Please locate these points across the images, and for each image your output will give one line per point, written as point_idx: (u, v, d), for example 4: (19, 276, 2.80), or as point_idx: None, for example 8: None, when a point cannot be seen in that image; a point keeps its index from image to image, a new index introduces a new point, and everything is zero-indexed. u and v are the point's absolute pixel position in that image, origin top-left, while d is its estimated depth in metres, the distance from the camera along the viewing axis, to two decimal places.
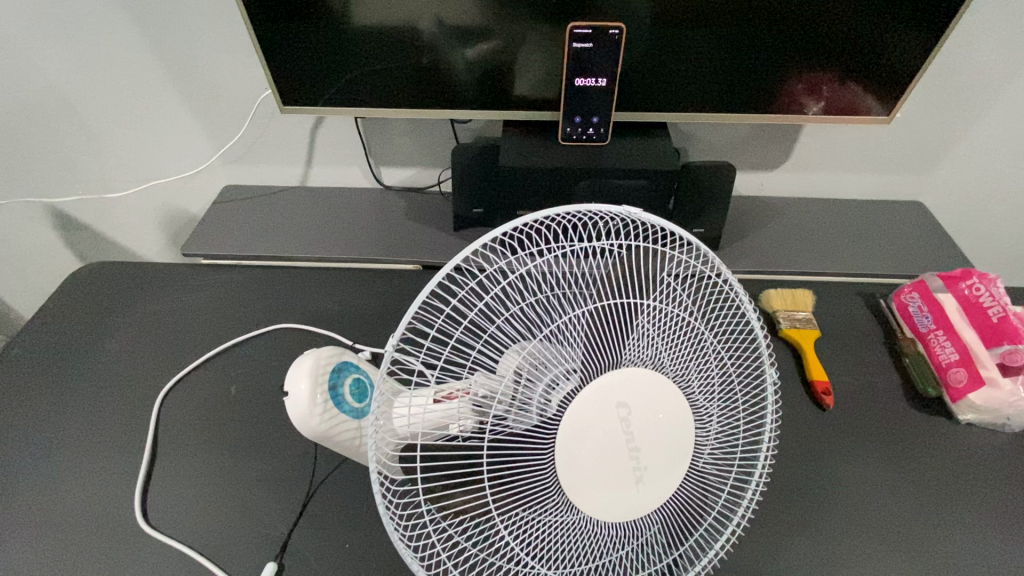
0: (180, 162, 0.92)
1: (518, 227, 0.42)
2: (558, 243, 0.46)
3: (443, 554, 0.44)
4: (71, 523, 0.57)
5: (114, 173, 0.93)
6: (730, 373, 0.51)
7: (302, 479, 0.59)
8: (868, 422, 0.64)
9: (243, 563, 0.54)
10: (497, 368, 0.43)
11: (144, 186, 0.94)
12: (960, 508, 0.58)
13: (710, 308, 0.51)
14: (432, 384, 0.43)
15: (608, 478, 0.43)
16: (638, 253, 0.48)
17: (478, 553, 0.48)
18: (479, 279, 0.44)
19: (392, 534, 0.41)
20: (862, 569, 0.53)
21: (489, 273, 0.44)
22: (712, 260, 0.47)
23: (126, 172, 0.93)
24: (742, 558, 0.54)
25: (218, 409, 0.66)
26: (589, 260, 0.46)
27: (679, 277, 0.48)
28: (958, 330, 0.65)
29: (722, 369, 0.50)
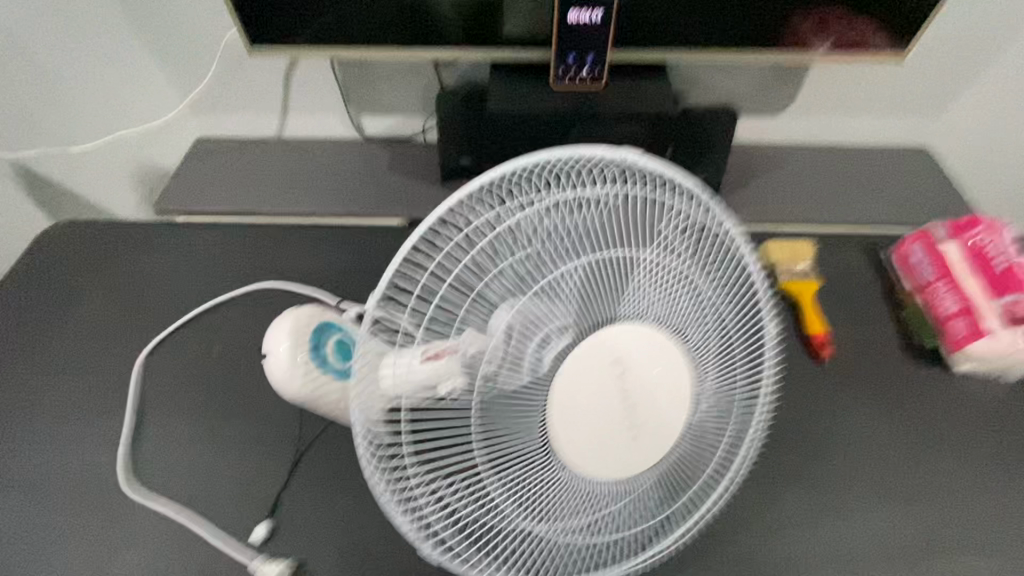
0: (146, 114, 0.86)
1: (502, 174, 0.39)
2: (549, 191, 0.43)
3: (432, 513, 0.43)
4: (56, 486, 0.56)
5: None
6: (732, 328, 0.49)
7: (289, 440, 0.58)
8: (863, 374, 0.63)
9: (233, 524, 0.54)
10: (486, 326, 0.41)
11: (102, 141, 0.88)
12: (952, 458, 0.58)
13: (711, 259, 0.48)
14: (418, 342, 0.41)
15: (605, 438, 0.42)
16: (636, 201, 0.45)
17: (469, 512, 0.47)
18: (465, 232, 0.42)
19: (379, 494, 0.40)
20: (852, 517, 0.54)
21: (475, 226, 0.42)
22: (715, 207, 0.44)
23: (89, 124, 0.86)
24: (737, 509, 0.54)
25: (202, 371, 0.64)
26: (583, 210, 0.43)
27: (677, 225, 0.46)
28: (961, 279, 0.63)
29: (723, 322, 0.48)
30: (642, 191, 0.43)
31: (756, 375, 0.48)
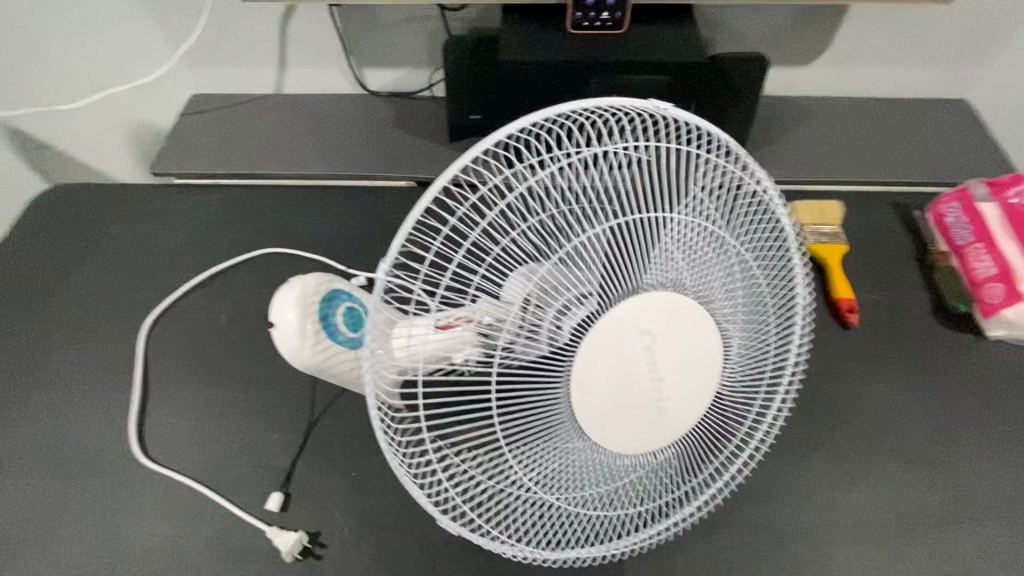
0: (135, 71, 0.81)
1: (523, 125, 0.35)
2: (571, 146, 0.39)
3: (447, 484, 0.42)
4: (70, 456, 0.56)
5: (61, 85, 0.82)
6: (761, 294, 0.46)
7: (300, 409, 0.57)
8: (892, 341, 0.61)
9: (247, 492, 0.53)
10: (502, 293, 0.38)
11: (92, 100, 0.84)
12: (980, 426, 0.56)
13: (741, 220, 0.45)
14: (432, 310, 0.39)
15: (629, 412, 0.40)
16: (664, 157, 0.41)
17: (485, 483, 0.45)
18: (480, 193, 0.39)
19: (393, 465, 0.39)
20: (875, 485, 0.53)
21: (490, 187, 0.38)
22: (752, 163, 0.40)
23: (77, 83, 0.82)
24: (757, 477, 0.53)
25: (209, 339, 0.62)
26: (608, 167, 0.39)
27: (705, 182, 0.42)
28: (999, 242, 0.61)
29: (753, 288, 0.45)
30: (672, 145, 0.39)
31: (785, 344, 0.46)
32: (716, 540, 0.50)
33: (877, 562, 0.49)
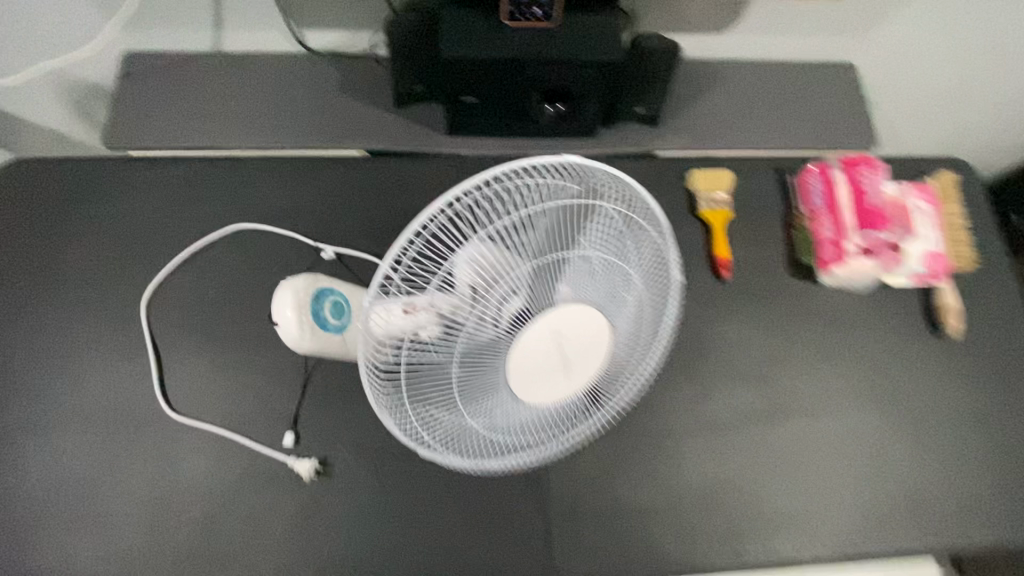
0: (67, 37, 0.79)
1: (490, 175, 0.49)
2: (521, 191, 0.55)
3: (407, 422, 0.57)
4: (107, 413, 0.69)
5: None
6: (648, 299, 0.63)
7: (296, 366, 0.72)
8: (752, 289, 0.80)
9: (264, 432, 0.69)
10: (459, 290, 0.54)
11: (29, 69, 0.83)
12: (803, 351, 0.78)
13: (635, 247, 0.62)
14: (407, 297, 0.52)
15: (544, 377, 0.58)
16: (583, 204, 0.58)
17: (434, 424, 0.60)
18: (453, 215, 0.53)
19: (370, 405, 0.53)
20: (725, 397, 0.75)
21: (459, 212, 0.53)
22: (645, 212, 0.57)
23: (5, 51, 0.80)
24: (645, 397, 0.73)
25: (205, 311, 0.73)
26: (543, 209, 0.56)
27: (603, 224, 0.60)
28: (840, 212, 0.78)
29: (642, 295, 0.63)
30: (589, 200, 0.56)
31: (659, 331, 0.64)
32: (613, 441, 0.71)
33: (720, 448, 0.72)
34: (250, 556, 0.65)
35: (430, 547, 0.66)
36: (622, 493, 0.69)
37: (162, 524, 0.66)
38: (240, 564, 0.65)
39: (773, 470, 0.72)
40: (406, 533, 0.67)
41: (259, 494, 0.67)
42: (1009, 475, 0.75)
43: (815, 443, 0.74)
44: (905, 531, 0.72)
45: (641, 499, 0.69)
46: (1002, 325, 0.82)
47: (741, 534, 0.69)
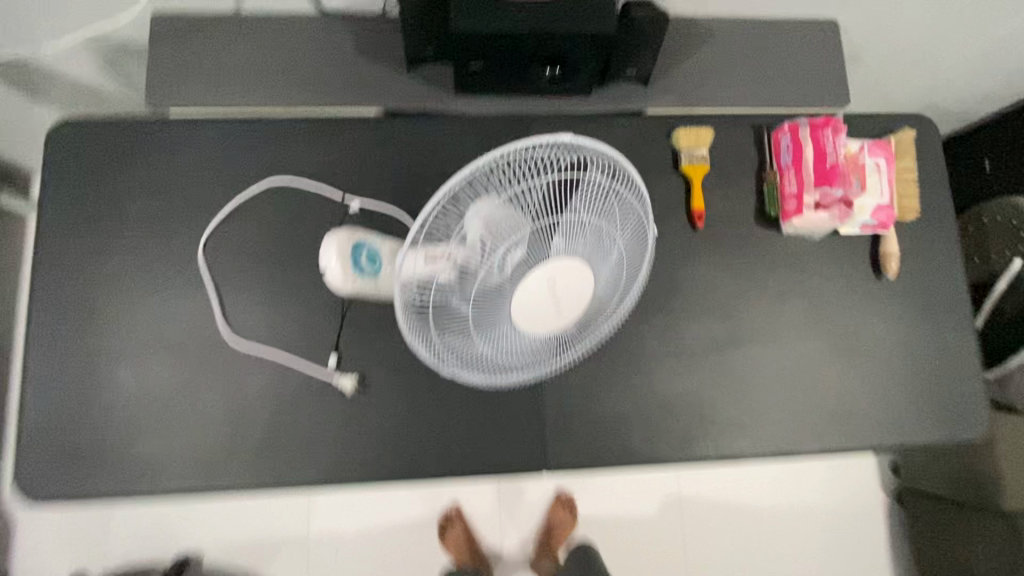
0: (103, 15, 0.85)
1: (509, 159, 0.60)
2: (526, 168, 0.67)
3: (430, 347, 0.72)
4: (178, 339, 0.84)
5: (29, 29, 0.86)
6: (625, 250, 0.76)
7: (335, 301, 0.86)
8: (723, 235, 0.93)
9: (310, 355, 0.84)
10: (475, 247, 0.66)
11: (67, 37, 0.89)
12: (761, 290, 0.92)
13: (616, 210, 0.74)
14: (434, 252, 0.64)
15: (540, 313, 0.71)
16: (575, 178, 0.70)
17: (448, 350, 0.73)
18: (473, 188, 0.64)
19: (405, 336, 0.67)
20: (692, 328, 0.89)
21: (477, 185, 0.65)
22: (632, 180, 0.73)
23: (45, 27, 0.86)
24: (625, 328, 0.88)
25: (253, 255, 0.86)
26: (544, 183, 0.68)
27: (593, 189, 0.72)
28: (804, 170, 0.88)
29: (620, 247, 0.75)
30: (580, 178, 0.69)
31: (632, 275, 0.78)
32: (597, 363, 0.87)
33: (685, 369, 0.88)
34: (307, 449, 0.82)
35: (449, 443, 0.84)
36: (603, 403, 0.86)
37: (235, 426, 0.82)
38: (301, 455, 0.82)
39: (728, 385, 0.89)
40: (430, 431, 0.84)
41: (312, 402, 0.83)
42: (921, 389, 0.92)
43: (764, 365, 0.90)
44: (831, 432, 0.89)
45: (619, 406, 0.86)
46: (932, 266, 0.96)
47: (698, 434, 0.87)
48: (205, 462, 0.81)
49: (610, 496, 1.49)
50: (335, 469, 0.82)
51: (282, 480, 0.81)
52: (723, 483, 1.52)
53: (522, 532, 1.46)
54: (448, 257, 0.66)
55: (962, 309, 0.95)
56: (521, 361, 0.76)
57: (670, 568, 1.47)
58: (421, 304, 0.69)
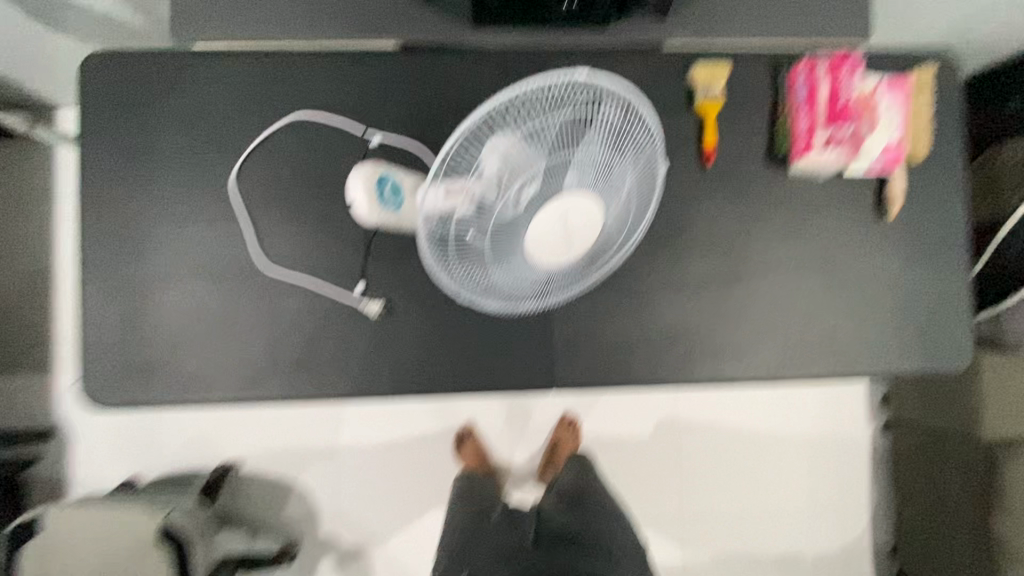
0: None
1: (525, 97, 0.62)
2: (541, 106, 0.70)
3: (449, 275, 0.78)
4: (217, 265, 0.91)
5: None
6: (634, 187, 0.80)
7: (360, 232, 0.92)
8: (733, 173, 0.95)
9: (339, 281, 0.91)
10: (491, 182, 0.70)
11: None
12: (765, 227, 0.96)
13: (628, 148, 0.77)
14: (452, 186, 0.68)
15: (552, 245, 0.76)
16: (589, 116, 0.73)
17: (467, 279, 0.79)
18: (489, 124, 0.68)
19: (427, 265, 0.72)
20: (695, 262, 0.95)
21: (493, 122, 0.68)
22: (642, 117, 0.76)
23: None
24: (631, 261, 0.93)
25: (282, 187, 0.92)
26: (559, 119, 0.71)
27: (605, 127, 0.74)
28: (815, 107, 0.88)
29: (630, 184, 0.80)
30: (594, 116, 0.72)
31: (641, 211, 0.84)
32: (604, 293, 0.93)
33: (686, 300, 0.94)
34: (339, 366, 0.91)
35: (466, 363, 0.93)
36: (608, 330, 0.93)
37: (275, 343, 0.91)
38: (333, 370, 0.91)
39: (727, 317, 0.95)
40: (450, 353, 0.92)
41: (341, 324, 0.91)
42: (910, 324, 0.98)
43: (762, 298, 0.96)
44: (820, 361, 0.96)
45: (624, 334, 0.93)
46: (936, 208, 0.99)
47: (695, 360, 0.94)
48: (250, 375, 0.90)
49: (613, 419, 1.61)
50: (365, 383, 0.91)
51: (319, 391, 0.91)
52: (719, 409, 1.63)
53: (531, 448, 1.60)
54: (466, 192, 0.70)
55: (959, 249, 0.99)
56: (533, 289, 0.83)
57: (664, 483, 1.61)
58: (441, 236, 0.74)
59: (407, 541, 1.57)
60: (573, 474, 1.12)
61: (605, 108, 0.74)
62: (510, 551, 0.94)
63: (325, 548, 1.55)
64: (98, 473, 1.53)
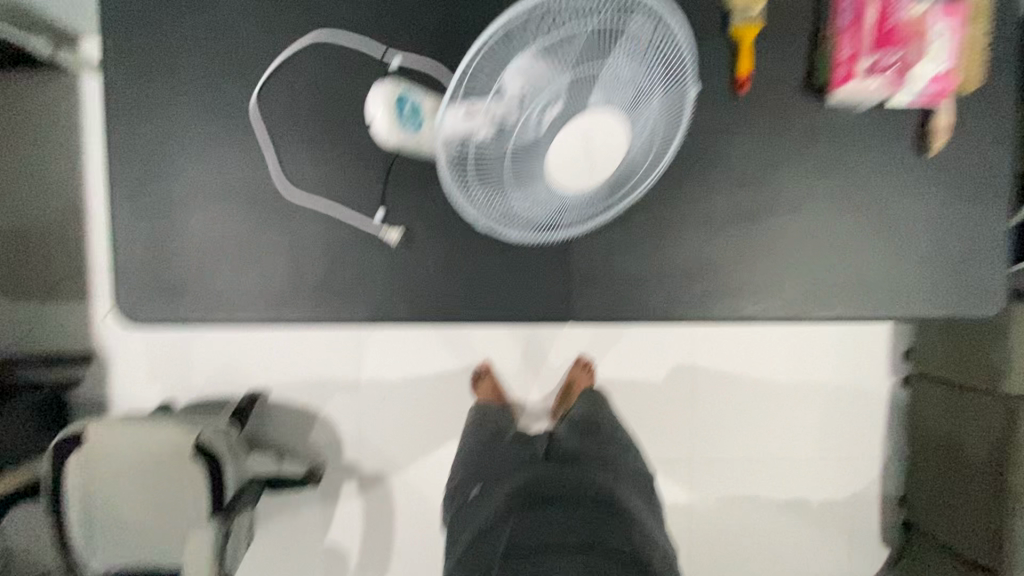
0: None
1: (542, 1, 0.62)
2: (564, 19, 0.68)
3: (470, 200, 0.78)
4: (241, 189, 0.92)
5: None
6: (661, 109, 0.77)
7: (381, 158, 0.92)
8: (767, 103, 0.91)
9: (359, 208, 0.92)
10: (510, 100, 0.69)
11: None
12: (798, 160, 0.92)
13: (657, 67, 0.74)
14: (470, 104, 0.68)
15: (573, 169, 0.74)
16: (614, 31, 0.70)
17: (489, 206, 0.79)
18: (508, 39, 0.67)
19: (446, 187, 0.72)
20: (721, 197, 0.92)
21: (513, 37, 0.67)
22: (671, 33, 0.73)
23: None
24: (654, 193, 0.91)
25: (303, 110, 0.91)
26: (582, 34, 0.68)
27: (633, 43, 0.72)
28: (858, 32, 0.83)
29: (657, 106, 0.77)
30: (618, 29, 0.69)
31: (670, 137, 0.80)
32: (625, 225, 0.92)
33: (708, 235, 0.92)
34: (360, 291, 0.93)
35: (484, 292, 0.93)
36: (628, 263, 0.93)
37: (298, 267, 0.93)
38: (355, 295, 0.93)
39: (750, 254, 0.93)
40: (468, 282, 0.93)
41: (363, 250, 0.93)
42: (943, 267, 0.95)
43: (787, 236, 0.93)
44: (843, 302, 0.94)
45: (643, 268, 0.93)
46: (981, 146, 0.94)
47: (715, 297, 0.93)
48: (275, 297, 0.93)
49: (628, 363, 1.63)
50: (385, 309, 0.93)
51: (340, 315, 0.93)
52: (735, 357, 1.63)
53: (546, 389, 1.64)
54: (485, 111, 0.69)
55: (1003, 189, 0.94)
56: (557, 216, 0.82)
57: (676, 427, 1.64)
58: (462, 159, 0.74)
59: (424, 470, 1.64)
60: (586, 408, 1.15)
61: (632, 24, 0.71)
62: (516, 463, 0.97)
63: (347, 473, 1.63)
64: (136, 396, 1.62)
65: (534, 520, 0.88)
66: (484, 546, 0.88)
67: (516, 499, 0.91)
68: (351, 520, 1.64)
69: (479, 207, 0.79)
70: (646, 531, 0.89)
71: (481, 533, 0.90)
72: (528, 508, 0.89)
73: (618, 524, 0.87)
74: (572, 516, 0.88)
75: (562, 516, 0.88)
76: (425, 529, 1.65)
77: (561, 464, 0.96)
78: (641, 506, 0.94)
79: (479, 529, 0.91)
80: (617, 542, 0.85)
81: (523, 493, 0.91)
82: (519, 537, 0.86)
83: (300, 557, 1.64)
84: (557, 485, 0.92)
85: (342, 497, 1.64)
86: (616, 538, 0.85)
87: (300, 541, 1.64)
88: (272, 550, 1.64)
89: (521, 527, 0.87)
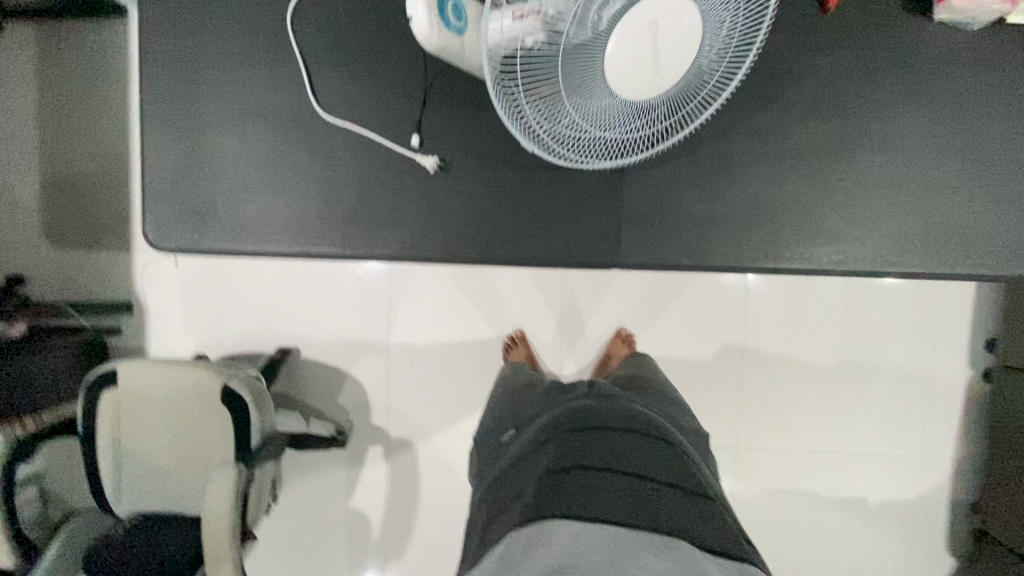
0: None
1: None
2: None
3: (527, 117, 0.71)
4: (273, 111, 0.87)
5: None
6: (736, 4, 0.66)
7: (418, 80, 0.85)
8: (854, 23, 0.80)
9: (394, 133, 0.86)
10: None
11: None
12: (889, 90, 0.81)
13: None
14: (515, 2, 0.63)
15: (638, 71, 0.63)
16: None
17: (547, 122, 0.71)
18: None
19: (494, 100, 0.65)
20: (795, 129, 0.82)
21: None
22: None
23: None
24: (718, 123, 0.82)
25: (339, 28, 0.86)
26: None
27: None
28: None
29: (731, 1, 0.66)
30: None
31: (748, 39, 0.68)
32: (683, 159, 0.83)
33: (778, 173, 0.82)
34: (390, 224, 0.87)
35: (523, 229, 0.86)
36: (684, 201, 0.83)
37: (327, 195, 0.87)
38: (385, 228, 0.87)
39: (828, 195, 0.82)
40: (507, 218, 0.86)
41: (395, 180, 0.86)
42: None
43: (872, 177, 0.82)
44: (938, 255, 0.81)
45: (700, 208, 0.83)
46: None
47: (783, 243, 0.83)
48: (301, 227, 0.88)
49: (671, 338, 1.52)
50: (416, 244, 0.87)
51: (369, 249, 0.87)
52: (791, 337, 1.49)
53: (581, 361, 1.55)
54: (534, 12, 0.64)
55: None
56: (624, 132, 0.71)
57: (721, 409, 1.52)
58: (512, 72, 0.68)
59: (451, 439, 1.58)
60: (629, 373, 1.05)
61: None
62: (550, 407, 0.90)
63: (372, 437, 1.59)
64: (169, 346, 1.62)
65: (572, 445, 0.79)
66: (515, 478, 0.79)
67: (552, 430, 0.83)
68: (374, 486, 1.60)
69: (537, 123, 0.71)
70: (695, 464, 0.81)
71: (513, 465, 0.82)
72: (565, 434, 0.81)
73: (666, 455, 0.79)
74: (613, 445, 0.79)
75: (603, 443, 0.79)
76: (449, 500, 1.59)
77: (600, 400, 0.88)
78: (689, 449, 0.85)
79: (510, 461, 0.83)
80: (667, 470, 0.77)
81: (559, 424, 0.84)
82: (555, 461, 0.77)
83: (323, 520, 1.61)
84: (598, 416, 0.83)
85: (366, 461, 1.60)
86: (664, 467, 0.77)
87: (323, 503, 1.61)
88: (295, 511, 1.61)
89: (557, 451, 0.78)
